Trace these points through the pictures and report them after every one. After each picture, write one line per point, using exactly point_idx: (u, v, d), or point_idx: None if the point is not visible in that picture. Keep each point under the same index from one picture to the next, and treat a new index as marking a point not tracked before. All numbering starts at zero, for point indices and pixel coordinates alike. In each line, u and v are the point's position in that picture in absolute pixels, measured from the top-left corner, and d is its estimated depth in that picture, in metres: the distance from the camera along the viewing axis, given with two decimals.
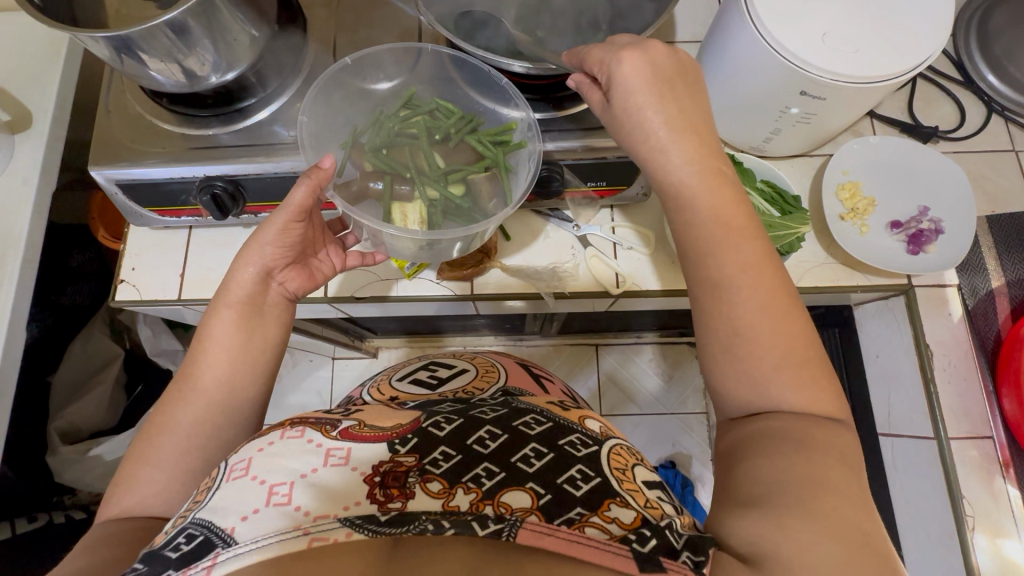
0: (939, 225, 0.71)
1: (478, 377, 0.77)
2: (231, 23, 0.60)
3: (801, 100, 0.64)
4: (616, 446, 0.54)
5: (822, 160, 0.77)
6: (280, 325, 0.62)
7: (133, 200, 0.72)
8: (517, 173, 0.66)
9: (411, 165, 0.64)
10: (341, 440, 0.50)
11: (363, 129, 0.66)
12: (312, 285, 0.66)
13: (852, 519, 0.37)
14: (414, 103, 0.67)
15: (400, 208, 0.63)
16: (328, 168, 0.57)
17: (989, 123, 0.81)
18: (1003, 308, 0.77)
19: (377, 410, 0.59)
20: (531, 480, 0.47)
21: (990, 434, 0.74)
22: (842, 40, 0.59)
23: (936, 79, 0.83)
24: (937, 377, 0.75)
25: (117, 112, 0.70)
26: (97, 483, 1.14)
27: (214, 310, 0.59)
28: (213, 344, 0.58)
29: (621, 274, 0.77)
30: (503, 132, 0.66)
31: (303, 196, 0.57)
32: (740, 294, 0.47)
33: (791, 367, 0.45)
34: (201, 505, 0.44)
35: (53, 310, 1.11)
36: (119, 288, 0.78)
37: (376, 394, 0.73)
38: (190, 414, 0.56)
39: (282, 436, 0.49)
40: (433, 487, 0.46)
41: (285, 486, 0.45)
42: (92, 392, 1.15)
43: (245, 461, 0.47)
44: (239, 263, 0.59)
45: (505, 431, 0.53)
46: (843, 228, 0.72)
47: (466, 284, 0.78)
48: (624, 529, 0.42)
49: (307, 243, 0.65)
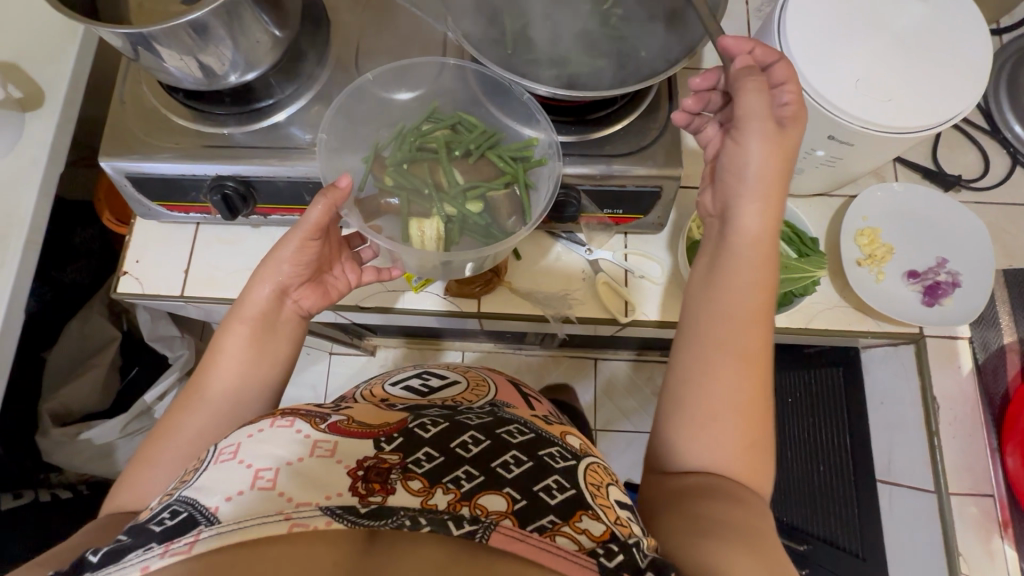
0: (956, 279, 0.70)
1: (468, 390, 0.75)
2: (253, 22, 0.60)
3: (828, 143, 0.63)
4: (593, 464, 0.53)
5: (843, 201, 0.76)
6: (291, 338, 0.62)
7: (142, 193, 0.70)
8: (539, 190, 0.65)
9: (430, 181, 0.63)
10: (329, 433, 0.49)
11: (385, 144, 0.65)
12: (327, 302, 0.65)
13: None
14: (437, 116, 0.66)
15: (418, 224, 0.62)
16: (345, 187, 0.56)
17: (1012, 175, 0.80)
18: (1013, 366, 0.74)
19: (367, 408, 0.59)
20: (509, 486, 0.46)
21: (991, 492, 0.72)
22: (875, 88, 0.58)
23: (963, 125, 0.82)
24: (943, 430, 0.74)
25: (132, 103, 0.69)
26: (88, 465, 1.16)
27: (228, 324, 0.59)
28: (225, 358, 0.58)
29: (630, 302, 0.76)
30: (526, 147, 0.65)
31: (320, 214, 0.56)
32: (727, 307, 0.52)
33: (743, 390, 0.51)
34: (187, 485, 0.45)
35: (53, 285, 1.12)
36: (122, 279, 0.76)
37: (366, 395, 0.72)
38: (196, 420, 0.55)
39: (273, 424, 0.49)
40: (413, 485, 0.44)
41: (270, 472, 0.45)
42: (87, 375, 1.13)
43: (234, 445, 0.47)
44: (256, 279, 0.59)
45: (488, 437, 0.52)
46: (859, 274, 0.71)
47: (472, 301, 0.77)
48: (593, 541, 0.41)
49: (323, 258, 0.63)
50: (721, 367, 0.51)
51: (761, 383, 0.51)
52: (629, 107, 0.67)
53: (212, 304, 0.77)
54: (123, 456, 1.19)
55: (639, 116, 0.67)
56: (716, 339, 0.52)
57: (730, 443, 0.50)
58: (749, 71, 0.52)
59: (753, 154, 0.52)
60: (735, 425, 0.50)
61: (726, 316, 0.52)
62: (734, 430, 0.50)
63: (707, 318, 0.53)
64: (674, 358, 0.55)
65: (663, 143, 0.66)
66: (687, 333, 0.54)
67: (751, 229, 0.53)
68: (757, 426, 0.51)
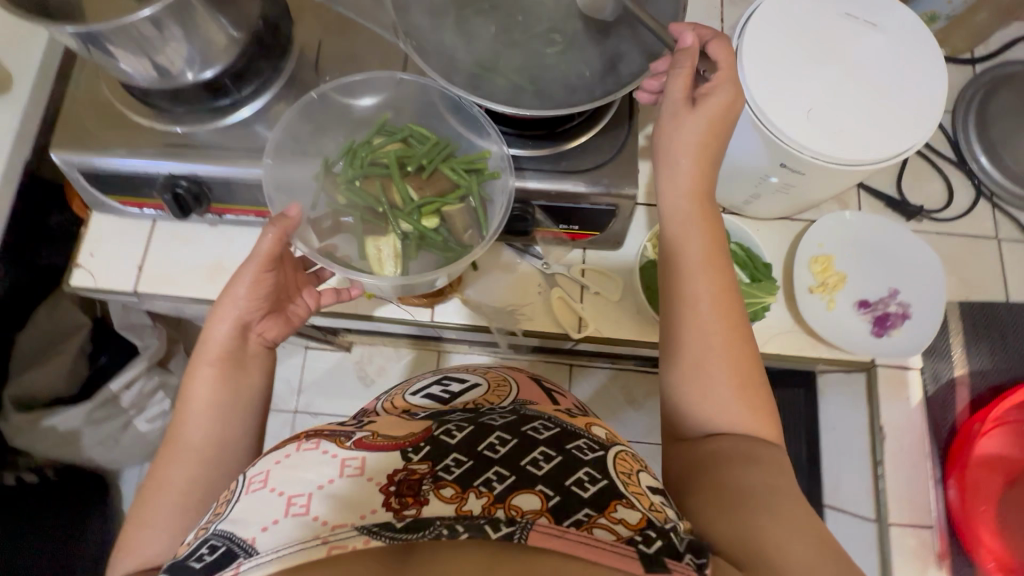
0: (906, 310, 0.71)
1: (489, 391, 0.68)
2: (207, 21, 0.59)
3: (780, 170, 0.63)
4: (620, 451, 0.53)
5: (803, 225, 0.76)
6: (261, 372, 0.61)
7: (95, 187, 0.70)
8: (494, 203, 0.65)
9: (384, 200, 0.63)
10: (355, 449, 0.47)
11: (337, 159, 0.65)
12: (291, 330, 0.63)
13: (801, 521, 0.42)
14: (388, 129, 0.66)
15: (375, 243, 0.63)
16: (295, 216, 0.56)
17: (975, 208, 0.80)
18: (962, 400, 0.76)
19: (391, 421, 0.56)
20: (541, 483, 0.45)
21: (931, 523, 0.72)
22: (825, 119, 0.58)
23: (928, 154, 0.82)
24: (887, 460, 0.73)
25: (87, 95, 0.68)
26: (51, 451, 1.15)
27: (192, 371, 0.57)
28: (192, 407, 0.56)
29: (584, 318, 0.76)
30: (478, 159, 0.65)
31: (271, 245, 0.55)
32: (692, 268, 0.55)
33: (721, 340, 0.53)
34: (222, 517, 0.43)
35: (29, 269, 1.09)
36: (75, 272, 0.76)
37: (387, 405, 0.66)
38: (182, 471, 0.54)
39: (299, 448, 0.47)
40: (445, 493, 0.43)
41: (303, 496, 0.42)
42: (54, 361, 1.10)
43: (263, 473, 0.46)
44: (212, 320, 0.57)
45: (515, 435, 0.51)
46: (810, 301, 0.72)
47: (427, 309, 0.77)
48: (630, 529, 0.41)
49: (281, 289, 0.62)
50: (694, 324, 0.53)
51: (734, 327, 0.53)
52: (590, 123, 0.67)
53: (166, 301, 0.77)
54: (89, 444, 1.18)
55: (599, 132, 0.67)
56: (683, 301, 0.54)
57: (723, 395, 0.52)
58: (692, 50, 0.55)
59: (683, 131, 0.54)
60: (722, 375, 0.52)
61: (700, 295, 0.54)
62: (723, 380, 0.52)
63: (677, 286, 0.55)
64: (660, 335, 0.57)
65: (620, 161, 0.66)
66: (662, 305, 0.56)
67: (682, 207, 0.56)
68: (749, 374, 0.53)
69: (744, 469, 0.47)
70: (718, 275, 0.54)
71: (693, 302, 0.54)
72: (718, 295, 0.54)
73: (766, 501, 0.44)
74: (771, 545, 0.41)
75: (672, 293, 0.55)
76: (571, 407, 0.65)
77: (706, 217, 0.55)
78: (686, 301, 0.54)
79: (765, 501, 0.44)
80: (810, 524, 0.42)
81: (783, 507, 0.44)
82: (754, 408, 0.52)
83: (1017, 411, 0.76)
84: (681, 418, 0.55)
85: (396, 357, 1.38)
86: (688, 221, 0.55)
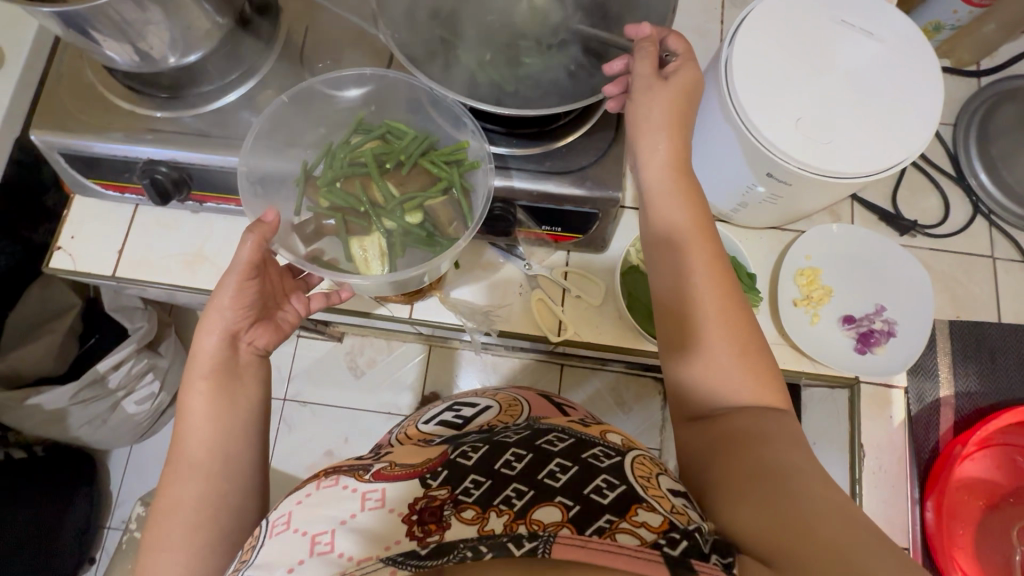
0: (892, 327, 0.70)
1: (502, 414, 0.63)
2: (191, 6, 0.58)
3: (769, 180, 0.61)
4: (639, 456, 0.50)
5: (793, 236, 0.75)
6: (259, 382, 0.59)
7: (76, 170, 0.69)
8: (477, 192, 0.63)
9: (364, 197, 0.61)
10: (374, 480, 0.45)
11: (315, 163, 0.64)
12: (284, 336, 0.61)
13: (819, 491, 0.42)
14: (365, 128, 0.65)
15: (359, 244, 0.61)
16: (273, 220, 0.54)
17: (972, 225, 0.78)
18: (946, 421, 0.77)
19: (408, 449, 0.53)
20: (560, 494, 0.43)
21: (907, 544, 0.71)
22: (815, 128, 0.57)
23: (927, 168, 0.80)
24: (865, 479, 0.72)
25: (69, 77, 0.67)
26: (41, 429, 1.11)
27: (186, 386, 0.55)
28: (191, 422, 0.55)
29: (564, 322, 0.75)
30: (457, 150, 0.63)
31: (250, 252, 0.53)
32: (686, 240, 0.55)
33: (719, 310, 0.53)
34: (250, 563, 0.42)
35: (24, 245, 1.06)
36: (55, 254, 0.75)
37: (400, 437, 0.63)
38: (192, 487, 0.53)
39: (319, 486, 0.45)
40: (466, 515, 0.40)
41: (327, 533, 0.41)
42: (44, 338, 1.08)
43: (285, 515, 0.44)
44: (201, 332, 0.55)
45: (530, 450, 0.48)
46: (793, 314, 0.71)
47: (406, 305, 0.76)
48: (653, 533, 0.39)
49: (267, 296, 0.59)
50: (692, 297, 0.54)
51: (730, 296, 0.54)
52: (577, 122, 0.66)
53: (145, 288, 0.77)
54: (77, 422, 1.12)
55: (587, 133, 0.66)
56: (678, 274, 0.55)
57: (725, 364, 0.52)
58: (652, 37, 0.57)
59: (654, 108, 0.56)
60: (724, 345, 0.52)
61: (696, 268, 0.54)
62: (723, 350, 0.52)
63: (675, 262, 0.55)
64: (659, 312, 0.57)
65: (607, 164, 0.65)
66: (660, 282, 0.56)
67: (665, 180, 0.56)
68: (751, 340, 0.53)
69: (761, 450, 0.47)
70: (709, 245, 0.55)
71: (689, 274, 0.54)
72: (715, 265, 0.54)
73: (784, 477, 0.43)
74: (791, 520, 0.40)
75: (670, 268, 0.55)
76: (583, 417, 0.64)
77: (687, 187, 0.56)
78: (683, 273, 0.55)
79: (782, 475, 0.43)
80: (831, 497, 0.41)
81: (799, 480, 0.43)
82: (760, 379, 0.52)
83: (1003, 435, 0.77)
84: (688, 401, 0.55)
85: (387, 350, 1.37)
86: (671, 195, 0.56)
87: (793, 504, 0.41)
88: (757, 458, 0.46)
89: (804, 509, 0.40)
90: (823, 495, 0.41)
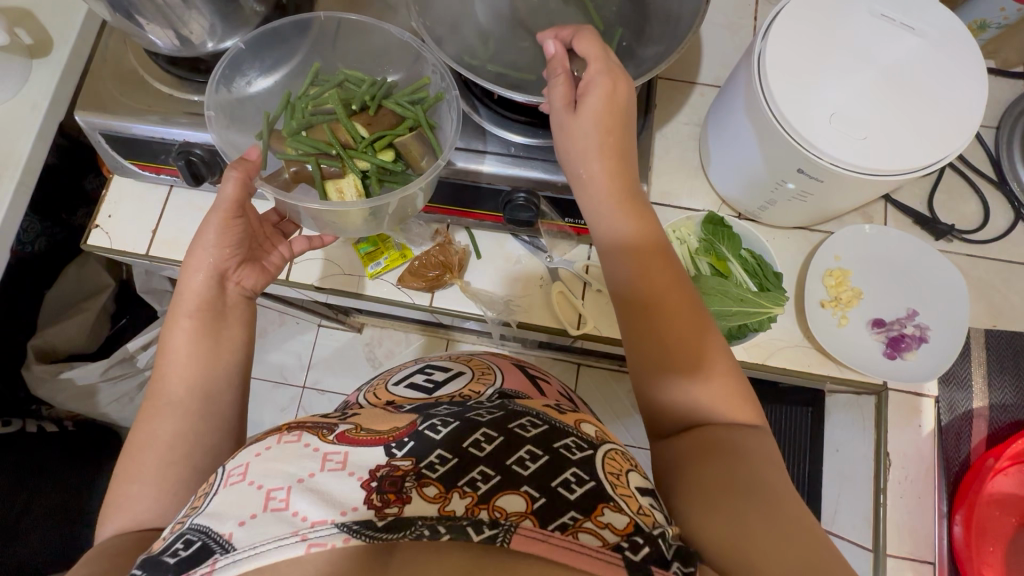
0: (924, 333, 0.68)
1: (474, 381, 0.65)
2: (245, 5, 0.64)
3: (798, 176, 0.60)
4: (611, 451, 0.48)
5: (822, 237, 0.73)
6: (244, 324, 0.59)
7: (116, 150, 0.72)
8: (442, 128, 0.64)
9: (334, 139, 0.60)
10: (338, 443, 0.43)
11: (276, 116, 0.63)
12: (268, 279, 0.63)
13: (782, 508, 0.41)
14: (321, 80, 0.64)
15: (336, 185, 0.61)
16: (255, 160, 0.57)
17: (1013, 231, 0.75)
18: (977, 432, 0.75)
19: (375, 413, 0.52)
20: (527, 484, 0.41)
21: (932, 559, 0.69)
22: (850, 124, 0.55)
23: (967, 171, 0.77)
24: (891, 488, 0.70)
25: (112, 62, 0.70)
26: (69, 403, 1.13)
27: (171, 322, 0.56)
28: (174, 355, 0.55)
29: (584, 316, 0.74)
30: (419, 88, 0.64)
31: (234, 189, 0.55)
32: (647, 252, 0.54)
33: (679, 322, 0.52)
34: (199, 511, 0.39)
35: (63, 227, 1.08)
36: (93, 232, 0.78)
37: (371, 397, 0.63)
38: (147, 435, 0.53)
39: (279, 440, 0.43)
40: (428, 492, 0.40)
41: (283, 491, 0.39)
42: (78, 316, 1.12)
43: (242, 466, 0.42)
44: (187, 271, 0.57)
45: (501, 432, 0.46)
46: (821, 315, 0.69)
47: (426, 294, 0.76)
48: (616, 535, 0.38)
49: (253, 239, 0.62)
50: (654, 305, 0.52)
51: (689, 310, 0.53)
52: None
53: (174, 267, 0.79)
54: (105, 399, 1.16)
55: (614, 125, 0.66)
56: (641, 283, 0.53)
57: (693, 382, 0.51)
58: (559, 57, 0.56)
59: (586, 112, 0.53)
60: (689, 358, 0.51)
61: (653, 279, 0.53)
62: (691, 366, 0.51)
63: (636, 270, 0.54)
64: (621, 319, 0.55)
65: None
66: (618, 289, 0.55)
67: (601, 191, 0.54)
68: (716, 356, 0.52)
69: (734, 463, 0.46)
70: (667, 263, 0.54)
71: (650, 285, 0.53)
72: (669, 277, 0.53)
73: (752, 493, 0.43)
74: (758, 534, 0.39)
75: (632, 276, 0.54)
76: (560, 399, 0.64)
77: (639, 205, 0.55)
78: (645, 282, 0.53)
79: (750, 491, 0.43)
80: (794, 515, 0.41)
81: (766, 496, 0.42)
82: (731, 398, 0.51)
83: None
84: (658, 415, 0.53)
85: (405, 341, 1.38)
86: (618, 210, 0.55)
87: (758, 517, 0.41)
88: (725, 469, 0.45)
89: (767, 525, 0.40)
90: (788, 512, 0.41)
